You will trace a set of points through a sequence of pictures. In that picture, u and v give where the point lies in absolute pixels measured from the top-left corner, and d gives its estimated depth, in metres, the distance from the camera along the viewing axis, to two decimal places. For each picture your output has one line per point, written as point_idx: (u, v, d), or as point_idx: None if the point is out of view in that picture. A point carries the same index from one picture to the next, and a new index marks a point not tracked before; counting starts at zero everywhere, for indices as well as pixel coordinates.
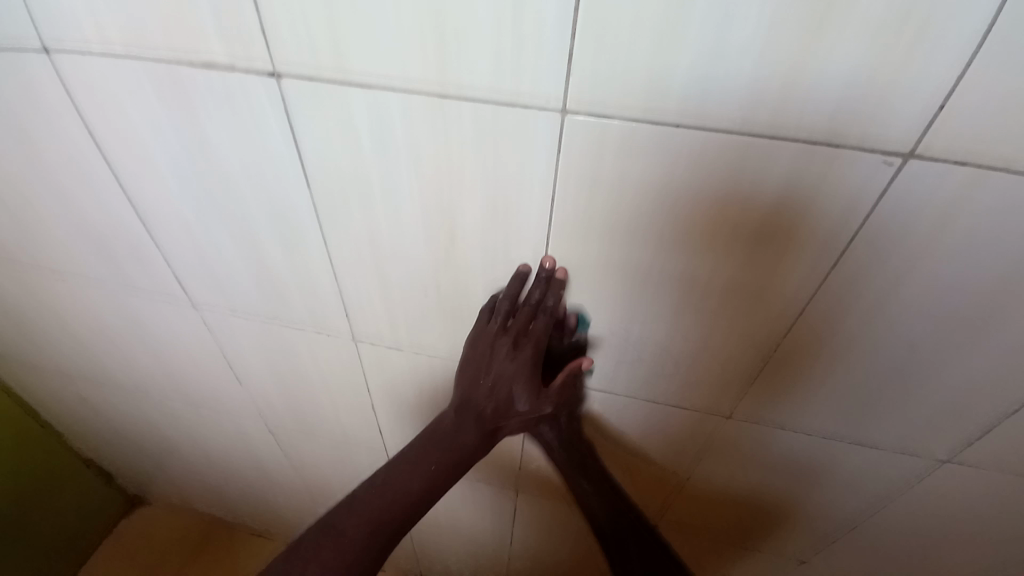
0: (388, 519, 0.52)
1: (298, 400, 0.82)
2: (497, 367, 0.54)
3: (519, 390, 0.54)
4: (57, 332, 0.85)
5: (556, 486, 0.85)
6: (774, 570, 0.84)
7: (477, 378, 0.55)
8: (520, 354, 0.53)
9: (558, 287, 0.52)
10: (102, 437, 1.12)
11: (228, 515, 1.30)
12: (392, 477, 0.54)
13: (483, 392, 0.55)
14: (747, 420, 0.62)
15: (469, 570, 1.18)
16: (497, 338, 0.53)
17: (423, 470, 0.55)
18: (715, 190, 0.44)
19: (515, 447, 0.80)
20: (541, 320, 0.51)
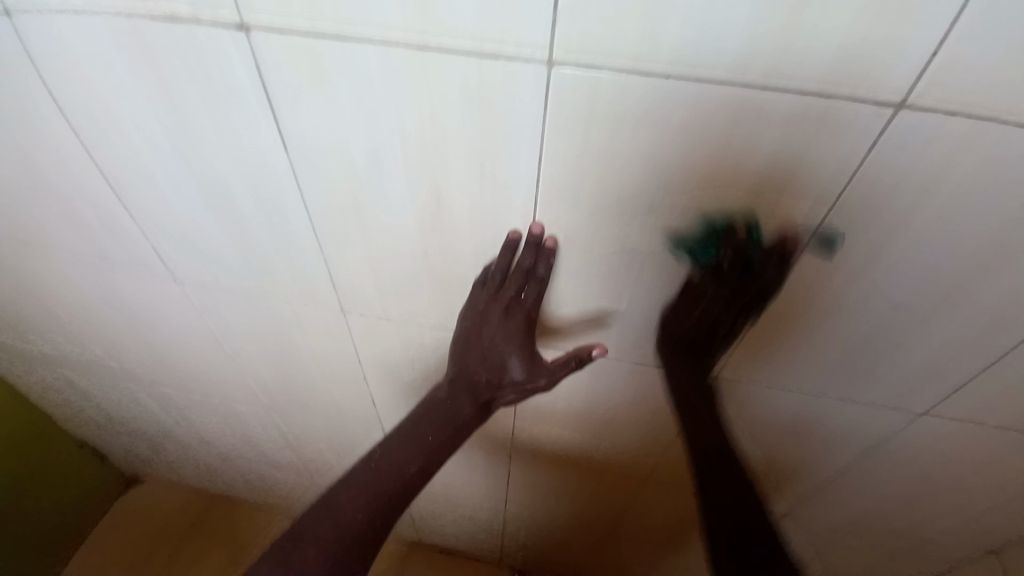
0: (385, 494, 0.52)
1: (290, 375, 0.81)
2: (489, 335, 0.55)
3: (513, 357, 0.55)
4: (36, 314, 0.82)
5: (549, 454, 0.87)
6: None
7: (472, 346, 0.56)
8: (512, 322, 0.54)
9: (547, 255, 0.51)
10: (94, 420, 1.11)
11: (226, 492, 1.31)
12: (392, 450, 0.54)
13: (477, 360, 0.56)
14: (734, 380, 0.63)
15: (468, 538, 1.21)
16: (489, 307, 0.54)
17: (422, 441, 0.55)
18: (706, 147, 0.43)
19: (507, 418, 0.81)
20: (533, 289, 0.52)
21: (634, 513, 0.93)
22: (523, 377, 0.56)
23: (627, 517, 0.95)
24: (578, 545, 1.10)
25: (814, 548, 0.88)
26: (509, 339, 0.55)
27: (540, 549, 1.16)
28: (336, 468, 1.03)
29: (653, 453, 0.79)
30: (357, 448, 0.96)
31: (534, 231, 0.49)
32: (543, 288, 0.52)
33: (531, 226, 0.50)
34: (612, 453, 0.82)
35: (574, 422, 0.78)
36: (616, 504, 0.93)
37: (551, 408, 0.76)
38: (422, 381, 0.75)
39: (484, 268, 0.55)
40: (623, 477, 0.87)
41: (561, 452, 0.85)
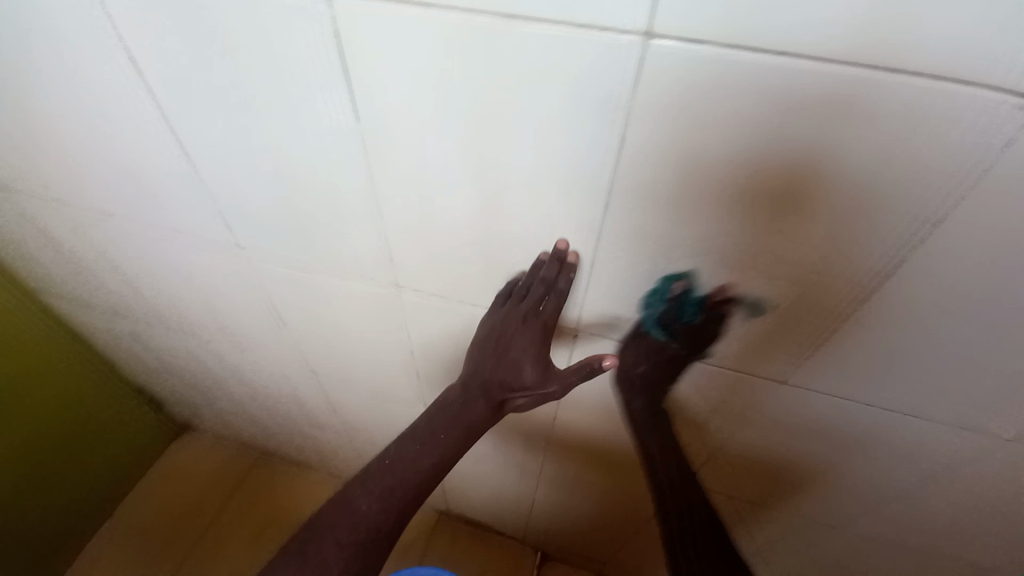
0: (399, 492, 0.56)
1: (339, 345, 0.83)
2: (506, 341, 0.57)
3: (525, 365, 0.57)
4: (108, 270, 0.87)
5: (586, 447, 0.86)
6: (803, 535, 0.84)
7: (489, 351, 0.59)
8: (529, 331, 0.56)
9: (569, 270, 0.53)
10: (154, 371, 1.18)
11: (269, 448, 1.38)
12: (407, 447, 0.58)
13: (492, 364, 0.59)
14: (801, 389, 0.59)
15: (495, 516, 1.23)
16: (509, 317, 0.57)
17: (434, 438, 0.59)
18: (811, 136, 0.38)
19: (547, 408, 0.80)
20: (551, 301, 0.55)
21: None
22: (533, 383, 0.57)
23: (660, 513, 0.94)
24: (605, 535, 1.10)
25: (857, 562, 0.85)
26: (524, 348, 0.57)
27: (566, 534, 1.17)
28: (375, 435, 1.07)
29: (694, 457, 0.77)
30: (397, 420, 0.98)
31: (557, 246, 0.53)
32: (562, 301, 0.55)
33: (557, 242, 0.52)
34: (653, 451, 0.81)
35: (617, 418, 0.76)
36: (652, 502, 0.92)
37: (594, 403, 0.75)
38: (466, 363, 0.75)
39: (510, 283, 0.59)
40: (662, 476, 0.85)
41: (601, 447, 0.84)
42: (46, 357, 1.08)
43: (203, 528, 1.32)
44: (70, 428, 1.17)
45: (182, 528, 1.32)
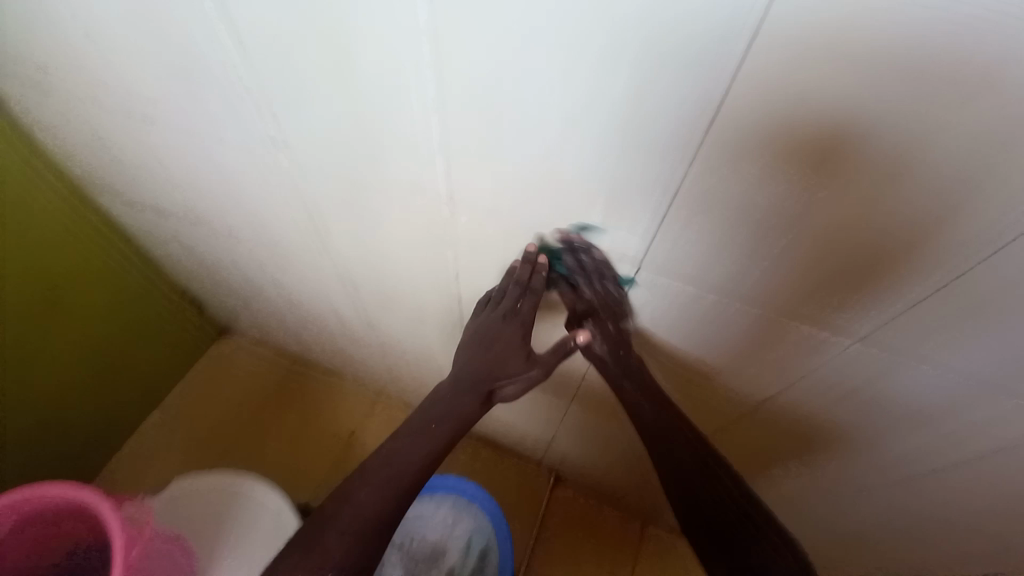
0: (395, 482, 0.61)
1: (380, 265, 0.81)
2: (491, 339, 0.65)
3: (509, 358, 0.65)
4: (151, 166, 0.85)
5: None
6: (826, 493, 0.85)
7: (475, 351, 0.65)
8: (511, 329, 0.64)
9: (541, 270, 0.61)
10: (198, 274, 1.21)
11: (304, 357, 1.44)
12: (406, 441, 0.63)
13: (478, 361, 0.65)
14: (877, 348, 0.56)
15: (515, 440, 1.28)
16: (491, 317, 0.65)
17: (428, 432, 0.64)
18: (993, 51, 0.32)
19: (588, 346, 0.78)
20: (529, 300, 0.62)
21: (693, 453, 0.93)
22: (518, 373, 0.65)
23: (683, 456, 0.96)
24: (620, 472, 1.13)
25: (874, 524, 0.86)
26: (507, 345, 0.65)
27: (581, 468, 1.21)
28: (408, 355, 1.09)
29: (736, 403, 0.76)
30: (430, 345, 0.99)
31: (528, 250, 0.62)
32: (537, 299, 0.62)
33: (528, 245, 0.62)
34: (691, 396, 0.80)
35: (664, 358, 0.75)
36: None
37: (644, 340, 0.73)
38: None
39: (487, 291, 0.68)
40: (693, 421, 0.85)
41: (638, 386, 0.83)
42: (79, 248, 1.09)
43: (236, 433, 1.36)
44: (116, 319, 1.21)
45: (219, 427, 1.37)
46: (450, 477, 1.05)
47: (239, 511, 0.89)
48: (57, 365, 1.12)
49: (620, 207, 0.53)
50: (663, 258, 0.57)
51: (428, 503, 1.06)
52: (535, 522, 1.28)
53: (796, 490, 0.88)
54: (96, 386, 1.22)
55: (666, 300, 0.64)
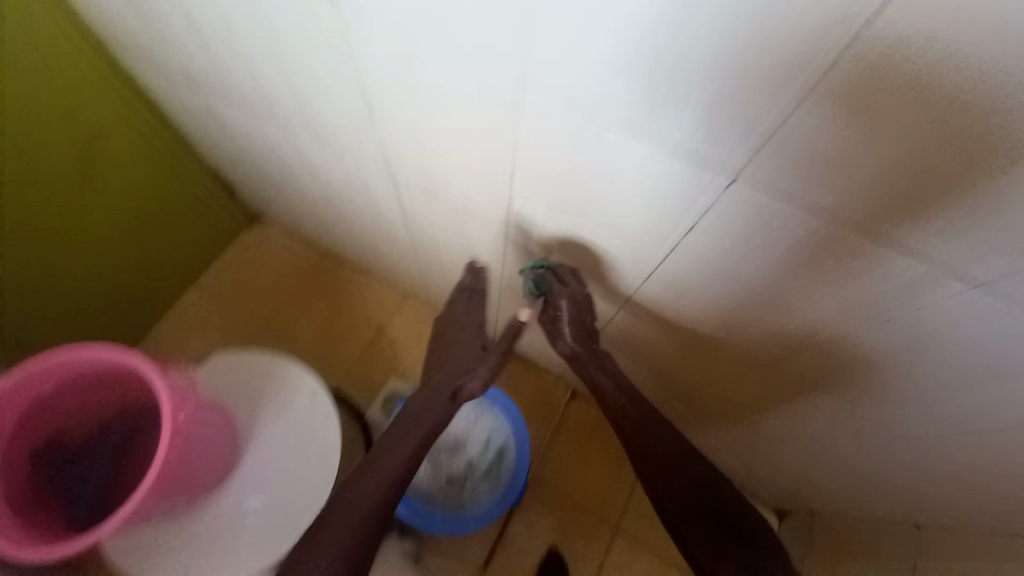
0: (384, 474, 0.75)
1: (429, 157, 0.74)
2: (459, 338, 0.87)
3: (476, 343, 0.85)
4: (174, 17, 0.75)
5: (672, 311, 0.80)
6: (860, 434, 0.84)
7: (450, 360, 0.86)
8: (472, 317, 0.88)
9: (476, 272, 0.89)
10: (226, 153, 1.15)
11: (334, 249, 1.42)
12: (393, 441, 0.79)
13: (451, 360, 0.86)
14: (993, 297, 0.48)
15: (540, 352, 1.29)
16: (451, 323, 0.89)
17: (415, 429, 0.80)
18: None
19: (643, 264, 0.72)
20: (479, 294, 0.88)
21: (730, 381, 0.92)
22: (486, 354, 0.84)
23: (718, 382, 0.94)
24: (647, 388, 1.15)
25: (900, 469, 0.86)
26: (470, 335, 0.86)
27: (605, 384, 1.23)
28: (446, 256, 1.06)
29: (792, 343, 0.71)
30: (472, 245, 0.95)
31: (470, 267, 0.89)
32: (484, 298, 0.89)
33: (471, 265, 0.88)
34: (743, 332, 0.75)
35: (730, 286, 0.68)
36: (715, 373, 0.91)
37: (713, 264, 0.65)
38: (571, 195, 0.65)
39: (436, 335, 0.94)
40: (740, 355, 0.81)
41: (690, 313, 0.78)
42: (95, 113, 1.02)
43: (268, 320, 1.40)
44: (141, 195, 1.18)
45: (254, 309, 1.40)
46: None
47: (279, 388, 0.93)
48: (88, 235, 1.13)
49: (724, 108, 0.44)
50: (771, 169, 0.47)
51: None
52: (553, 428, 1.34)
53: (829, 425, 0.87)
54: (131, 258, 1.24)
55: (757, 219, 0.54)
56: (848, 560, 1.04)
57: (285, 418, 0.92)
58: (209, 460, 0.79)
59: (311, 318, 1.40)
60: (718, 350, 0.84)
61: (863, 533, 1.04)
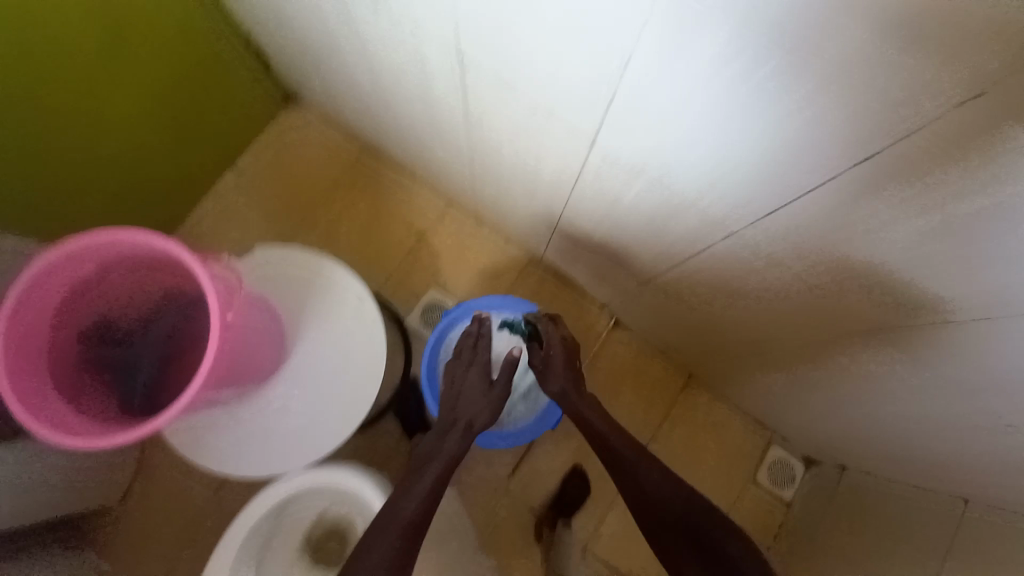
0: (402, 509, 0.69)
1: (515, 32, 0.60)
2: (460, 382, 0.87)
3: (479, 379, 0.86)
4: None
5: (776, 245, 0.70)
6: (944, 402, 0.78)
7: (454, 397, 0.86)
8: (477, 358, 0.90)
9: (481, 323, 0.94)
10: (264, 16, 1.00)
11: (376, 142, 1.30)
12: (408, 481, 0.74)
13: (456, 398, 0.86)
14: None
15: (589, 277, 1.21)
16: (457, 367, 0.89)
17: (428, 469, 0.75)
18: None
19: (780, 190, 0.61)
20: (482, 342, 0.90)
21: (812, 326, 0.84)
22: (489, 399, 0.85)
23: (794, 326, 0.87)
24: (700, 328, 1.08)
25: (972, 450, 0.80)
26: (474, 375, 0.87)
27: (655, 316, 1.17)
28: (504, 162, 0.94)
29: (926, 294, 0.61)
30: (542, 152, 0.83)
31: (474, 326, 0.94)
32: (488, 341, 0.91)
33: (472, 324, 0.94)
34: (861, 275, 0.65)
35: (883, 221, 0.56)
36: (798, 317, 0.83)
37: (870, 192, 0.53)
38: (718, 93, 0.51)
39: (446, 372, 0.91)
40: (842, 298, 0.72)
41: (809, 253, 0.68)
42: None
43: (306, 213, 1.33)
44: (174, 66, 1.05)
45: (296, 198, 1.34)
46: (514, 298, 1.02)
47: (324, 290, 0.90)
48: (125, 108, 1.02)
49: None
50: None
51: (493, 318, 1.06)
52: (591, 355, 1.31)
53: (911, 385, 0.81)
54: (166, 138, 1.14)
55: (1005, 145, 0.41)
56: (868, 517, 1.04)
57: (331, 322, 0.89)
58: (256, 352, 0.77)
59: (350, 215, 1.33)
60: (819, 296, 0.75)
61: (898, 496, 1.01)
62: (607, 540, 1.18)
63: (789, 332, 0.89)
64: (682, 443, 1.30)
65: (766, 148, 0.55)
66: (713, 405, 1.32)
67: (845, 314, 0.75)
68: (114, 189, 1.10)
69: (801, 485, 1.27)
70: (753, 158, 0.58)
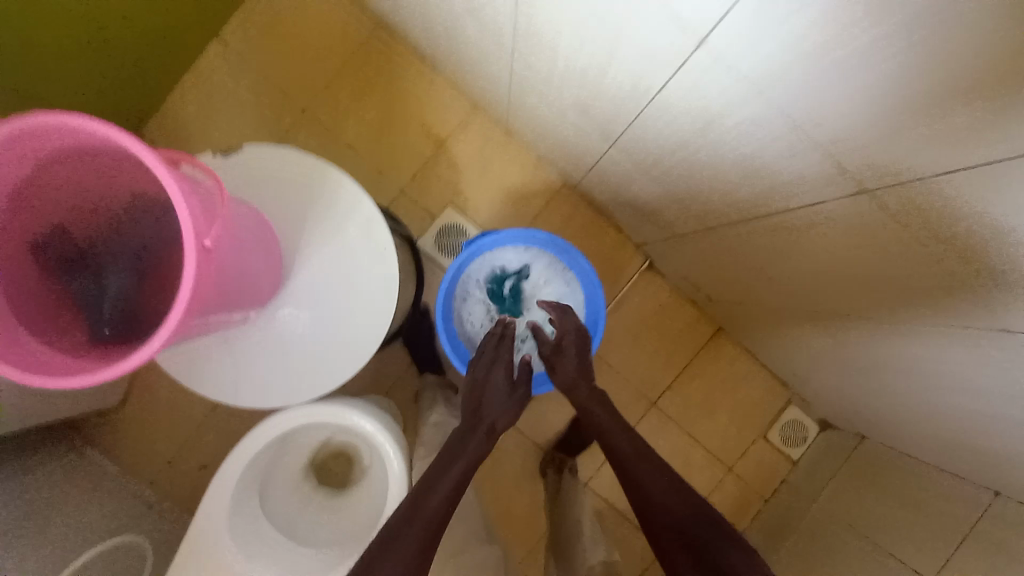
0: (420, 518, 0.62)
1: None
2: (484, 379, 0.78)
3: (505, 379, 0.77)
4: None
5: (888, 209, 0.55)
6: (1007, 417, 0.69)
7: (478, 393, 0.76)
8: (501, 357, 0.81)
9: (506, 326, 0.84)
10: None
11: (395, 20, 1.06)
12: (428, 483, 0.66)
13: (480, 394, 0.76)
14: None
15: (631, 214, 1.06)
16: (480, 365, 0.80)
17: (448, 471, 0.67)
18: None
19: (952, 129, 0.44)
20: (506, 342, 0.82)
21: (890, 309, 0.71)
22: (514, 402, 0.77)
23: (865, 306, 0.75)
24: (746, 287, 0.96)
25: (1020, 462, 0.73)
26: (499, 374, 0.78)
27: (698, 267, 1.04)
28: (560, 55, 0.76)
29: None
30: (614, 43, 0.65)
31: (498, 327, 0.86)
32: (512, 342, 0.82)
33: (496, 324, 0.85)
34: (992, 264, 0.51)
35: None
36: (875, 298, 0.70)
37: None
38: None
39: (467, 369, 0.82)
40: (944, 286, 0.59)
41: (932, 222, 0.53)
42: None
43: (306, 103, 1.12)
44: None
45: (288, 88, 1.12)
46: (546, 232, 0.88)
47: (328, 207, 0.77)
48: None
49: None
50: None
51: (522, 254, 0.94)
52: (616, 297, 1.21)
53: (974, 395, 0.71)
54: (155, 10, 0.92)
55: None
56: (875, 491, 1.02)
57: (335, 241, 0.77)
58: (252, 280, 0.66)
59: (355, 111, 1.13)
60: (915, 279, 0.61)
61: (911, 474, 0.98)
62: (607, 480, 1.19)
63: (853, 310, 0.77)
64: (697, 396, 1.25)
65: (989, 73, 0.38)
66: (736, 361, 1.26)
67: (939, 304, 0.62)
68: (96, 73, 0.91)
69: (810, 447, 1.25)
70: (941, 90, 0.41)
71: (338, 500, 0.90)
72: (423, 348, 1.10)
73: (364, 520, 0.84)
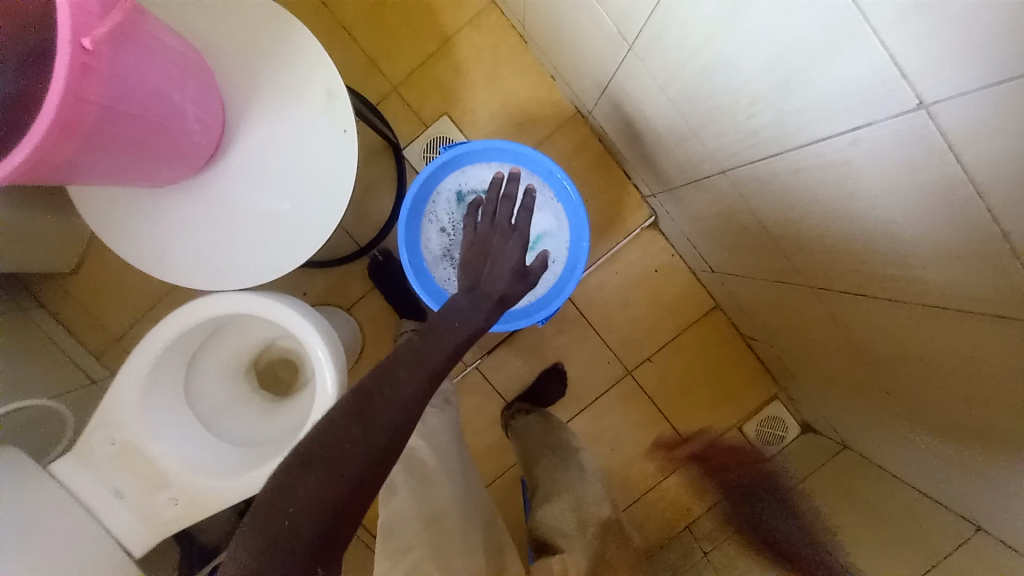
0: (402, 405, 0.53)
1: None
2: (489, 251, 0.68)
3: (514, 263, 0.68)
4: None
5: (903, 170, 0.44)
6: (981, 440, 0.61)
7: (485, 261, 0.66)
8: (510, 241, 0.69)
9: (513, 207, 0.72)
10: None
11: None
12: (420, 345, 0.58)
13: (487, 265, 0.66)
14: None
15: (640, 157, 0.94)
16: (492, 234, 0.69)
17: (445, 341, 0.59)
18: None
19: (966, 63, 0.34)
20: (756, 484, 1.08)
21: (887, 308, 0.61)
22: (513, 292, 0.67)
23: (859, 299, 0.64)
24: (745, 256, 0.85)
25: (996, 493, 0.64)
26: (507, 256, 0.67)
27: (701, 230, 0.93)
28: None
29: None
30: None
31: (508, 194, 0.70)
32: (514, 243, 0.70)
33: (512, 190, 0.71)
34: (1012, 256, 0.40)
35: None
36: (874, 286, 0.60)
37: None
38: None
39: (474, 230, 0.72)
40: (954, 282, 0.48)
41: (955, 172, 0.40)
42: None
43: None
44: None
45: None
46: (515, 144, 0.78)
47: (287, 71, 0.66)
48: None
49: None
50: None
51: None
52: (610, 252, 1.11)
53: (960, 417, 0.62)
54: None
55: None
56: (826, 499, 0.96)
57: (285, 115, 0.67)
58: (180, 135, 0.57)
59: None
60: (936, 258, 0.47)
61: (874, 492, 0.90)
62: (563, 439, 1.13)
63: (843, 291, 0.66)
64: (677, 372, 1.16)
65: None
66: (726, 342, 1.16)
67: (947, 297, 0.50)
68: None
69: (786, 446, 1.17)
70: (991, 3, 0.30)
71: (274, 405, 0.87)
72: (393, 269, 1.03)
73: (288, 429, 0.79)
